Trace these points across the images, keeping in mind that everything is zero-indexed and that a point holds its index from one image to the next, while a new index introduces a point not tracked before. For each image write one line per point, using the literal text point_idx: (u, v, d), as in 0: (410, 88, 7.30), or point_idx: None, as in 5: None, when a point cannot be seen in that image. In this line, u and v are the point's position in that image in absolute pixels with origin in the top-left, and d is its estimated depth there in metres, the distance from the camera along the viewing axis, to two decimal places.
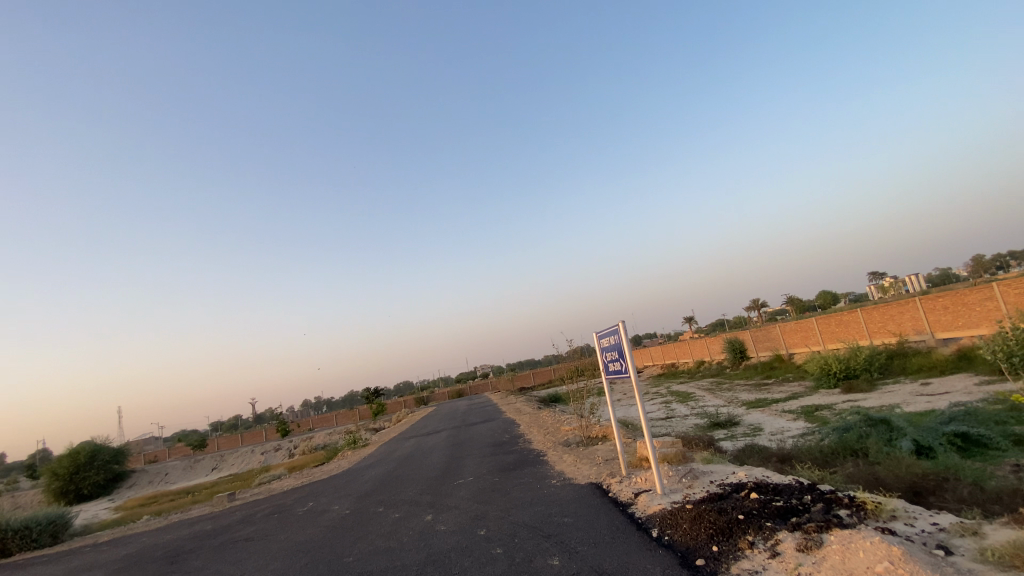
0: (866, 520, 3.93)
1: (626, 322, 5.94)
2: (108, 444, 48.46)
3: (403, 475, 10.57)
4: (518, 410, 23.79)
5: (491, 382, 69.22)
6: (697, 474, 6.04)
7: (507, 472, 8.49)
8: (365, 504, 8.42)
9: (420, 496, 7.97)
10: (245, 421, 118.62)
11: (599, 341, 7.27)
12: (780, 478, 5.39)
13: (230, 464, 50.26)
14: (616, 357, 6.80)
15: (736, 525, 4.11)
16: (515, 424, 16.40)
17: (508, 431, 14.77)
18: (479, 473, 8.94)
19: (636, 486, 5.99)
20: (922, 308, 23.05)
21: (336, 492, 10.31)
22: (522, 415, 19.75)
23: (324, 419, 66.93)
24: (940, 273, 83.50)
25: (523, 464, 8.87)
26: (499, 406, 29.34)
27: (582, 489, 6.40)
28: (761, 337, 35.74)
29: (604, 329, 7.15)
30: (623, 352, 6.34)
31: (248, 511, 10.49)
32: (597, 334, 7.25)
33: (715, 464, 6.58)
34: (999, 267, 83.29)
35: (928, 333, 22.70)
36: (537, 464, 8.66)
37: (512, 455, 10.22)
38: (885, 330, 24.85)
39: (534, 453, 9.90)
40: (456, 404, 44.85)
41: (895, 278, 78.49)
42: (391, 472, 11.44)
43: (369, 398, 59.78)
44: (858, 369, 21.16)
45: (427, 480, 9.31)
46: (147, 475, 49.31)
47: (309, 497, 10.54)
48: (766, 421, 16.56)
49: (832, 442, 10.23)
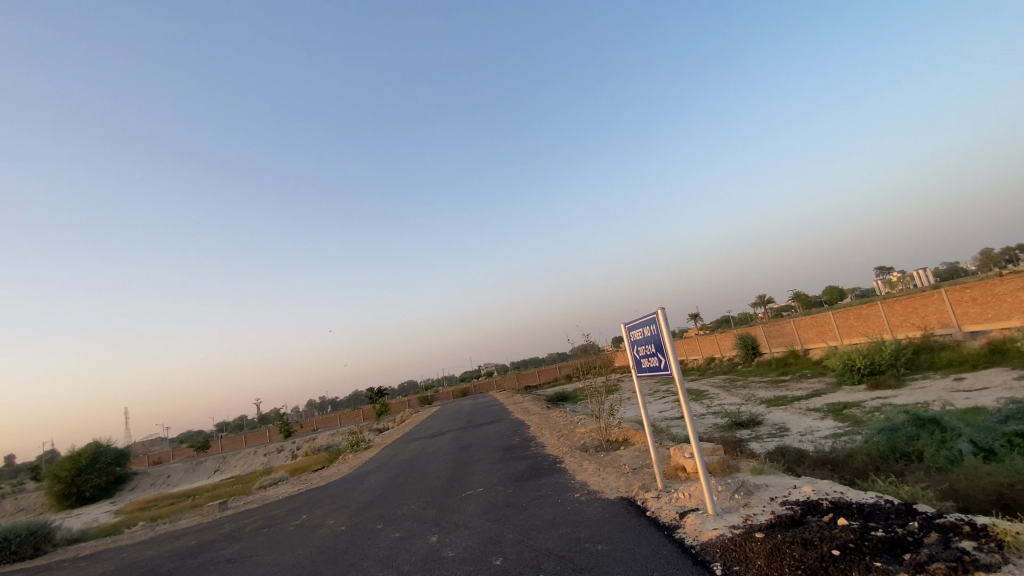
0: (1012, 559, 2.97)
1: (666, 309, 5.02)
2: (109, 446, 47.77)
3: (406, 485, 9.64)
4: (525, 410, 22.89)
5: (495, 380, 68.27)
6: (751, 489, 5.10)
7: (521, 483, 7.53)
8: (362, 519, 7.50)
9: (425, 511, 7.03)
10: (249, 422, 118.04)
11: (628, 334, 6.25)
12: (860, 496, 4.44)
13: (234, 465, 49.57)
14: (646, 353, 5.86)
15: (833, 564, 3.16)
16: (525, 425, 15.49)
17: (519, 433, 13.86)
18: (490, 483, 7.98)
19: (679, 505, 5.05)
20: (949, 300, 21.95)
21: (333, 504, 9.41)
22: (531, 416, 18.80)
23: (327, 419, 66.22)
24: (948, 268, 82.27)
25: (539, 473, 7.95)
26: (505, 406, 28.42)
27: (613, 508, 5.45)
28: (774, 333, 34.71)
29: (635, 320, 6.14)
30: (659, 346, 5.40)
31: (237, 525, 9.62)
32: (626, 326, 6.24)
33: (768, 476, 5.61)
34: (1010, 260, 81.81)
35: (955, 326, 21.65)
36: (555, 474, 7.70)
37: (526, 461, 9.28)
38: (908, 324, 23.80)
39: (550, 460, 8.96)
40: (462, 404, 43.96)
41: (904, 274, 77.21)
42: (392, 480, 10.50)
43: (372, 398, 59.05)
44: (883, 365, 20.14)
45: (432, 492, 8.38)
46: (149, 478, 48.63)
47: (303, 509, 9.64)
48: (792, 420, 15.60)
49: (878, 446, 9.21)
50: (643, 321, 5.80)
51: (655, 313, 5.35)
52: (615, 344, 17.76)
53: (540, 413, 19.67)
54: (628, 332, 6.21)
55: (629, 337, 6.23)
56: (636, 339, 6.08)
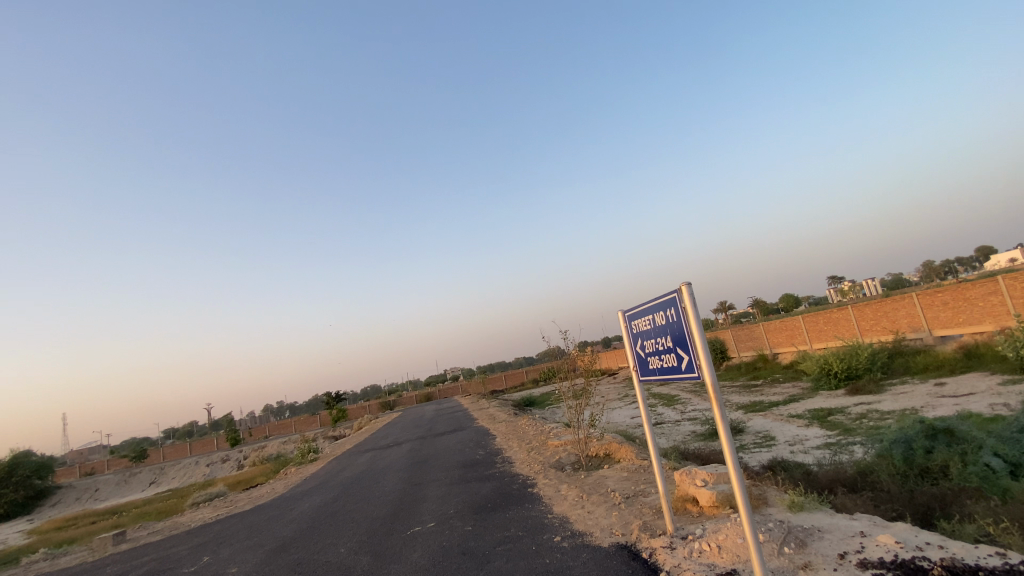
0: None
1: (692, 283, 3.55)
2: (29, 457, 43.16)
3: (340, 514, 7.91)
4: (489, 417, 21.13)
5: (459, 385, 66.41)
6: (803, 539, 3.68)
7: (483, 517, 5.92)
8: (271, 568, 5.73)
9: (356, 559, 5.32)
10: (199, 428, 111.64)
11: (627, 325, 4.70)
12: (977, 559, 3.06)
13: (172, 477, 45.73)
14: (651, 349, 4.27)
15: None
16: (489, 436, 13.91)
17: (481, 445, 12.25)
18: (443, 516, 6.31)
19: (705, 563, 3.58)
20: (920, 304, 21.68)
21: (247, 541, 7.63)
22: (495, 425, 17.12)
23: (280, 425, 62.64)
24: (893, 279, 85.86)
25: (506, 502, 6.35)
26: (469, 413, 26.61)
27: (609, 565, 3.90)
28: (742, 337, 34.25)
29: (636, 307, 4.59)
30: (675, 339, 3.82)
31: (121, 570, 7.62)
32: (625, 313, 4.71)
33: (814, 514, 4.23)
34: (950, 271, 85.96)
35: (925, 330, 21.35)
36: (526, 503, 6.14)
37: (489, 484, 7.66)
38: (878, 328, 23.48)
39: (520, 483, 7.34)
40: (424, 409, 41.88)
41: (853, 283, 79.76)
42: (326, 507, 8.72)
43: (329, 404, 56.15)
44: (859, 369, 19.54)
45: (368, 530, 6.66)
46: (76, 492, 44.04)
47: (209, 548, 7.72)
48: (775, 427, 14.57)
49: (893, 462, 8.07)
50: (646, 307, 4.27)
51: (671, 294, 3.83)
52: (589, 346, 16.24)
53: (505, 421, 18.02)
54: (625, 322, 4.69)
55: (626, 328, 4.70)
56: (637, 331, 4.51)
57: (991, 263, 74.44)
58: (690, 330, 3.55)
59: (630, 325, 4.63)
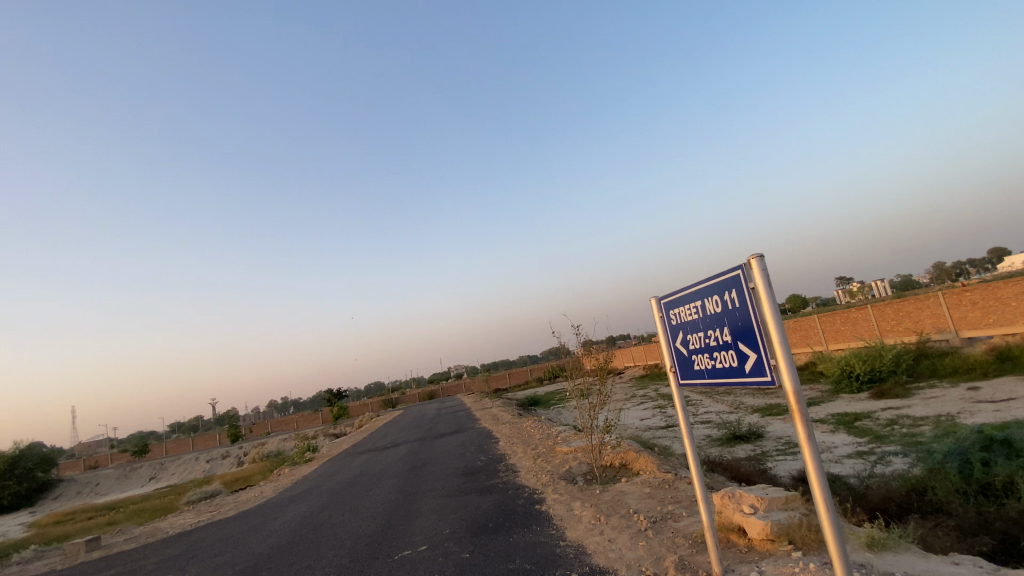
0: None
1: (763, 255, 2.65)
2: (33, 449, 42.46)
3: (323, 529, 7.05)
4: (492, 418, 20.30)
5: (463, 383, 65.45)
6: None
7: (483, 541, 5.06)
8: None
9: None
10: (203, 423, 111.28)
11: (661, 316, 3.78)
12: None
13: (172, 473, 45.04)
14: (694, 344, 3.33)
15: None
16: (492, 439, 13.06)
17: (483, 449, 11.38)
18: (438, 538, 5.46)
19: None
20: (946, 304, 20.60)
21: (218, 556, 6.80)
22: (499, 426, 16.24)
23: (283, 421, 61.97)
24: (902, 280, 84.50)
25: (510, 524, 5.47)
26: (471, 413, 25.70)
27: None
28: None
29: (673, 293, 3.68)
30: (735, 330, 2.90)
31: None
32: (659, 301, 3.78)
33: (903, 557, 3.35)
34: (960, 273, 84.41)
35: (952, 331, 20.30)
36: (532, 527, 5.25)
37: (490, 497, 6.77)
38: (900, 328, 22.43)
39: (525, 498, 6.46)
40: (427, 408, 41.12)
41: (862, 285, 78.38)
42: (310, 518, 7.87)
43: (332, 401, 55.46)
44: (883, 372, 18.53)
45: (351, 551, 5.81)
46: (76, 486, 43.44)
47: (178, 563, 6.91)
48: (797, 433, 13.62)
49: (948, 476, 7.11)
50: (691, 291, 3.33)
51: (728, 273, 2.90)
52: (602, 344, 15.26)
53: (509, 422, 17.14)
54: (660, 312, 3.75)
55: (661, 320, 3.75)
56: (675, 322, 3.58)
57: (1006, 264, 72.73)
58: (765, 317, 2.64)
59: (666, 317, 3.69)
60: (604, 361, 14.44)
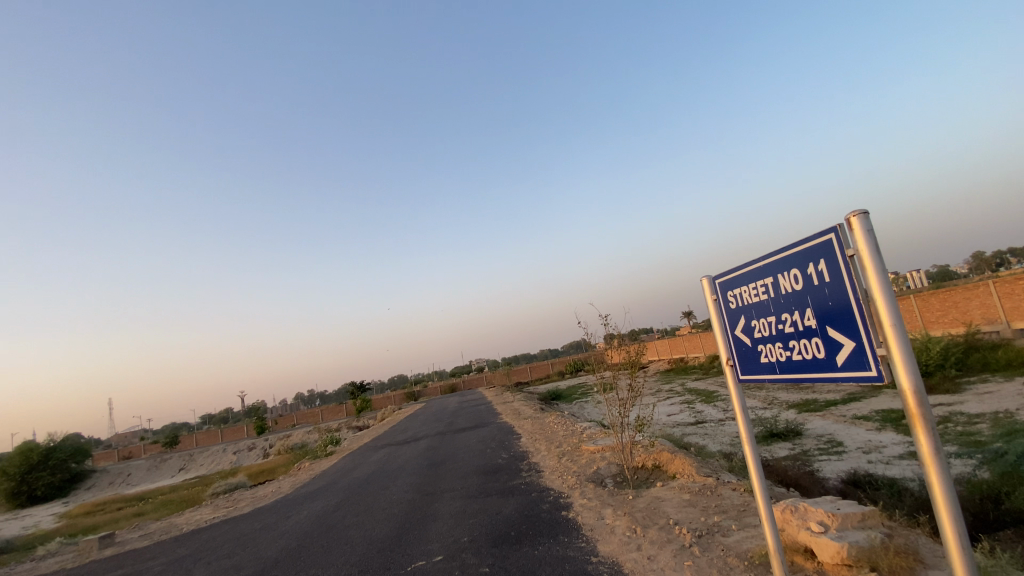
0: None
1: (867, 212, 2.04)
2: (67, 440, 43.71)
3: (335, 531, 6.63)
4: (514, 412, 19.83)
5: (484, 376, 65.19)
6: None
7: (504, 554, 4.52)
8: None
9: None
10: (233, 415, 114.25)
11: (714, 299, 3.16)
12: None
13: (200, 464, 45.97)
14: (761, 331, 2.72)
15: None
16: (514, 434, 12.55)
17: (505, 446, 10.88)
18: (455, 548, 4.95)
19: None
20: (997, 293, 19.21)
21: (225, 559, 6.44)
22: (521, 421, 15.74)
23: (307, 414, 62.78)
24: (940, 270, 81.00)
25: (534, 533, 4.92)
26: (492, 407, 25.33)
27: None
28: None
29: (730, 271, 3.06)
30: (822, 311, 2.28)
31: None
32: (712, 280, 3.16)
33: None
34: (1001, 263, 80.31)
35: (1004, 323, 18.93)
36: (559, 538, 4.69)
37: (512, 501, 6.24)
38: (946, 320, 21.08)
39: (550, 502, 5.90)
40: (449, 401, 40.95)
41: (897, 276, 75.18)
42: (323, 518, 7.48)
43: (354, 394, 55.89)
44: (929, 366, 17.34)
45: (362, 559, 5.34)
46: (109, 476, 44.70)
47: (184, 565, 6.61)
48: (840, 431, 12.76)
49: None
50: (757, 267, 2.71)
51: (815, 239, 2.27)
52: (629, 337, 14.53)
53: (532, 417, 16.64)
54: (713, 294, 3.14)
55: (715, 304, 3.13)
56: (734, 305, 2.95)
57: None
58: (873, 295, 2.02)
59: (722, 299, 3.07)
60: (634, 354, 13.69)
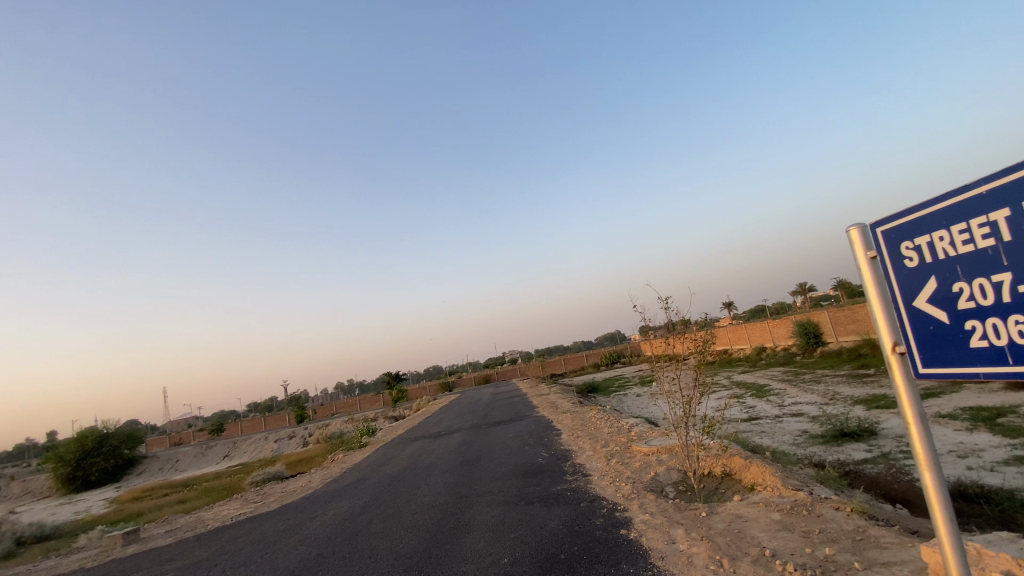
0: None
1: None
2: (121, 427, 45.68)
3: (359, 540, 5.91)
4: (551, 406, 19.02)
5: (518, 367, 64.51)
6: None
7: None
8: None
9: None
10: (276, 403, 118.23)
11: (866, 256, 2.21)
12: None
13: (243, 452, 47.24)
14: (979, 301, 1.80)
15: None
16: (553, 430, 11.70)
17: (544, 443, 10.03)
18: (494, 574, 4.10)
19: None
20: None
21: (242, 567, 5.82)
22: (559, 416, 14.84)
23: (344, 403, 63.77)
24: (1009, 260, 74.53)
25: (590, 559, 4.02)
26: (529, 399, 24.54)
27: None
28: (842, 320, 24.69)
29: (897, 214, 2.11)
30: None
31: None
32: (865, 228, 2.20)
33: None
34: None
35: None
36: (620, 567, 3.78)
37: (559, 512, 5.35)
38: None
39: (605, 516, 4.97)
40: (484, 392, 40.54)
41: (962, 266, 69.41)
42: (348, 523, 6.79)
43: (390, 384, 56.34)
44: None
45: None
46: (158, 462, 46.49)
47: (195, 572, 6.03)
48: (921, 431, 11.34)
49: None
50: (974, 201, 1.78)
51: None
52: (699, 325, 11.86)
53: (570, 411, 15.78)
54: (869, 248, 2.18)
55: (872, 262, 2.18)
56: (913, 264, 2.01)
57: None
58: None
59: (888, 256, 2.10)
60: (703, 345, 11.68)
